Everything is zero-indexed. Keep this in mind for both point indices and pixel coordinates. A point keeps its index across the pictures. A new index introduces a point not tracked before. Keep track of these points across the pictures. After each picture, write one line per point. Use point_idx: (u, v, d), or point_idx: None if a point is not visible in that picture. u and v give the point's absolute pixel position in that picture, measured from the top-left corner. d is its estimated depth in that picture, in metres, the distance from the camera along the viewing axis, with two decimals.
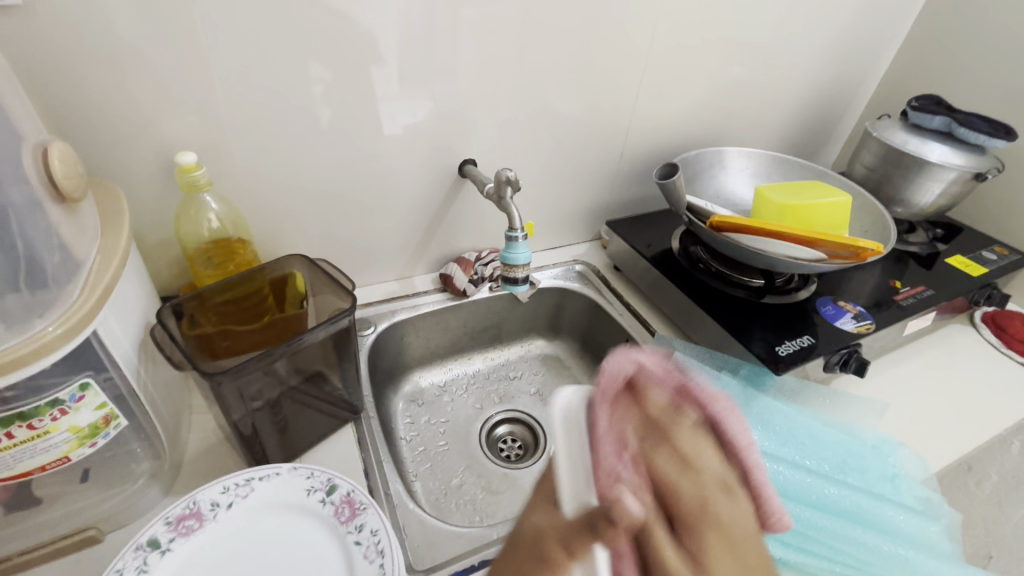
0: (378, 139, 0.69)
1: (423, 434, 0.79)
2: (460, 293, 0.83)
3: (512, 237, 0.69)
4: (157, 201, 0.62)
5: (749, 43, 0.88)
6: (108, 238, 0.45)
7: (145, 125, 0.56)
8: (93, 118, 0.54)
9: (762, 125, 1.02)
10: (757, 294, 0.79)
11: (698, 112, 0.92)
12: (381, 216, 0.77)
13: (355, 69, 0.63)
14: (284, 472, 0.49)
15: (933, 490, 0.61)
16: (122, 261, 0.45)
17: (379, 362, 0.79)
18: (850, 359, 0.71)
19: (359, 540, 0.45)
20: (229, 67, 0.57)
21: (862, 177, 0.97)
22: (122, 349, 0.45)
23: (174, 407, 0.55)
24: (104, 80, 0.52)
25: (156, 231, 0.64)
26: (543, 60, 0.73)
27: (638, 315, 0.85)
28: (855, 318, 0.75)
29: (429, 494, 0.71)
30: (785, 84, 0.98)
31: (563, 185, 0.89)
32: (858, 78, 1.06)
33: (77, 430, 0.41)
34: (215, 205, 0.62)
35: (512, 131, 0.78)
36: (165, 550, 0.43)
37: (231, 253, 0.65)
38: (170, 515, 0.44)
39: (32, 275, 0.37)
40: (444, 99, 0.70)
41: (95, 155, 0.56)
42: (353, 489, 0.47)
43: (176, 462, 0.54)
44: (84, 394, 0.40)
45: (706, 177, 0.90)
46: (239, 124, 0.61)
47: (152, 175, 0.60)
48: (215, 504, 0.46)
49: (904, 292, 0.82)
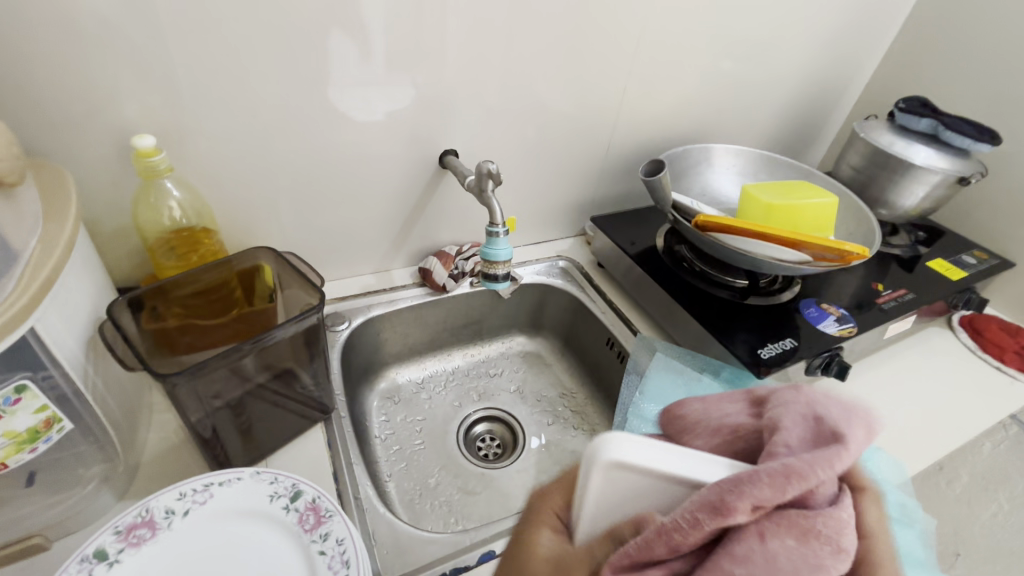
0: (352, 125, 0.66)
1: (399, 432, 0.77)
2: (440, 288, 0.81)
3: (493, 233, 0.66)
4: (115, 187, 0.58)
5: (740, 39, 0.86)
6: (51, 227, 0.42)
7: (98, 104, 0.52)
8: (40, 96, 0.50)
9: (750, 123, 1.01)
10: (741, 295, 0.78)
11: (686, 108, 0.91)
12: (357, 208, 0.74)
13: (331, 52, 0.59)
14: (246, 477, 0.46)
15: (910, 495, 0.59)
16: (66, 253, 0.41)
17: (352, 358, 0.76)
18: (831, 362, 0.71)
19: (323, 550, 0.43)
20: (193, 44, 0.53)
21: (848, 178, 0.97)
22: (67, 346, 0.42)
23: (129, 408, 0.52)
24: (55, 56, 0.48)
25: (113, 218, 0.60)
26: (530, 50, 0.70)
27: (621, 313, 0.83)
28: (838, 321, 0.75)
29: (403, 495, 0.69)
30: (774, 83, 0.97)
31: (548, 179, 0.87)
32: (847, 78, 1.05)
33: (14, 435, 0.38)
34: (176, 192, 0.58)
35: (497, 122, 0.75)
36: (113, 562, 0.40)
37: (194, 244, 0.61)
38: (121, 524, 0.42)
39: None
40: (426, 86, 0.67)
41: (43, 136, 0.52)
42: (319, 496, 0.45)
43: (132, 465, 0.51)
44: (21, 397, 0.37)
45: (693, 174, 0.88)
46: (204, 107, 0.57)
47: (108, 159, 0.56)
48: (170, 512, 0.44)
49: (886, 295, 0.82)
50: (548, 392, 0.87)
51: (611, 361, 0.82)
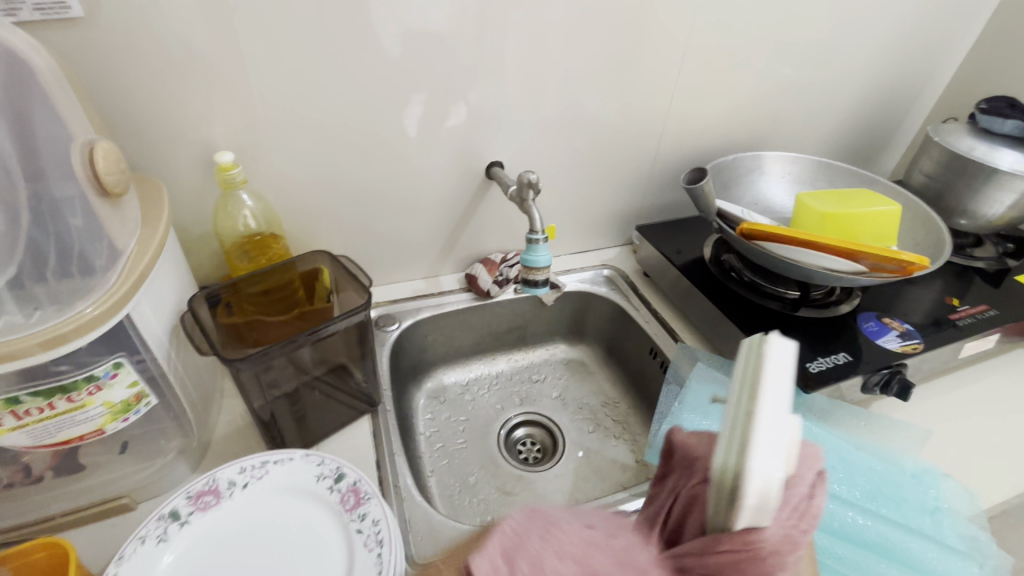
0: (405, 139, 0.71)
1: (443, 431, 0.80)
2: (485, 293, 0.84)
3: (533, 240, 0.68)
4: (201, 196, 0.66)
5: (798, 43, 0.83)
6: (147, 229, 0.49)
7: (190, 126, 0.61)
8: (144, 119, 0.58)
9: (810, 130, 0.97)
10: (791, 307, 0.75)
11: (740, 114, 0.89)
12: (410, 217, 0.79)
13: (387, 72, 0.64)
14: (297, 457, 0.51)
15: (983, 528, 0.56)
16: (157, 252, 0.48)
17: (401, 358, 0.81)
18: (892, 380, 0.66)
19: (360, 528, 0.46)
20: (268, 68, 0.60)
21: (921, 186, 0.90)
22: (155, 333, 0.48)
23: (204, 391, 0.58)
24: (156, 84, 0.57)
25: (198, 224, 0.68)
26: (576, 64, 0.72)
27: (665, 323, 0.82)
28: (901, 336, 0.70)
29: (444, 490, 0.72)
30: (837, 87, 0.93)
31: (594, 189, 0.88)
32: (924, 78, 0.98)
33: (111, 405, 0.45)
34: (249, 202, 0.66)
35: (543, 133, 0.78)
36: (184, 522, 0.46)
37: (264, 248, 0.68)
38: (191, 490, 0.47)
39: (83, 263, 0.42)
40: (475, 99, 0.70)
41: (144, 153, 0.61)
42: (359, 479, 0.49)
43: (204, 442, 0.57)
44: (117, 372, 0.43)
45: (745, 182, 0.86)
46: (276, 126, 0.64)
47: (196, 173, 0.64)
48: (232, 483, 0.49)
49: (962, 311, 0.76)
50: (590, 400, 0.87)
51: (654, 371, 0.81)
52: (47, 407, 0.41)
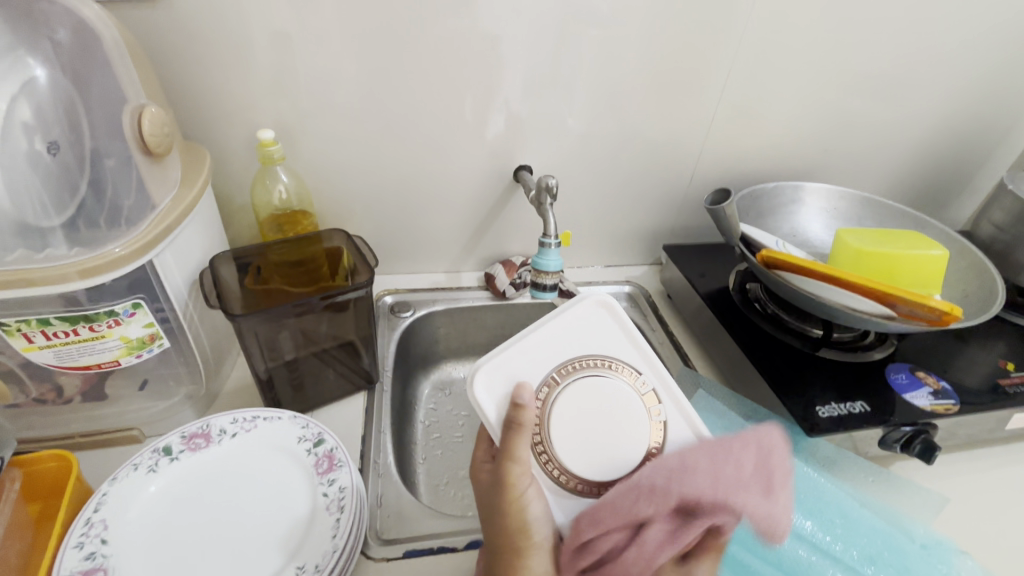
0: (437, 135, 0.74)
1: (442, 422, 0.82)
2: (501, 294, 0.85)
3: (545, 243, 0.69)
4: (246, 170, 0.72)
5: (859, 74, 0.79)
6: (184, 188, 0.54)
7: (242, 105, 0.67)
8: (202, 96, 0.65)
9: (868, 166, 0.91)
10: (813, 346, 0.71)
11: (788, 143, 0.85)
12: (436, 211, 0.82)
13: (424, 71, 0.68)
14: (285, 417, 0.54)
15: None
16: (189, 208, 0.53)
17: (412, 345, 0.83)
18: (914, 438, 0.60)
19: (326, 493, 0.48)
20: (315, 59, 0.65)
21: (989, 238, 0.82)
22: (176, 284, 0.53)
23: (219, 346, 0.63)
24: (215, 66, 0.63)
25: (241, 196, 0.75)
26: (613, 77, 0.72)
27: (678, 346, 0.80)
28: (934, 394, 0.64)
29: (431, 479, 0.73)
30: (902, 124, 0.87)
31: (625, 204, 0.87)
32: (1010, 122, 0.90)
33: (127, 340, 0.50)
34: (284, 178, 0.71)
35: (575, 143, 0.78)
36: (174, 458, 0.50)
37: (294, 222, 0.73)
38: (186, 431, 0.52)
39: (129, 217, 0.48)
40: (509, 103, 0.72)
41: (201, 127, 0.67)
42: (336, 447, 0.51)
43: (212, 392, 0.62)
44: (135, 312, 0.48)
45: (783, 213, 0.82)
46: (319, 112, 0.69)
47: (243, 149, 0.70)
48: (223, 431, 0.53)
49: (1016, 377, 0.68)
50: None
51: None
52: (72, 332, 0.47)
